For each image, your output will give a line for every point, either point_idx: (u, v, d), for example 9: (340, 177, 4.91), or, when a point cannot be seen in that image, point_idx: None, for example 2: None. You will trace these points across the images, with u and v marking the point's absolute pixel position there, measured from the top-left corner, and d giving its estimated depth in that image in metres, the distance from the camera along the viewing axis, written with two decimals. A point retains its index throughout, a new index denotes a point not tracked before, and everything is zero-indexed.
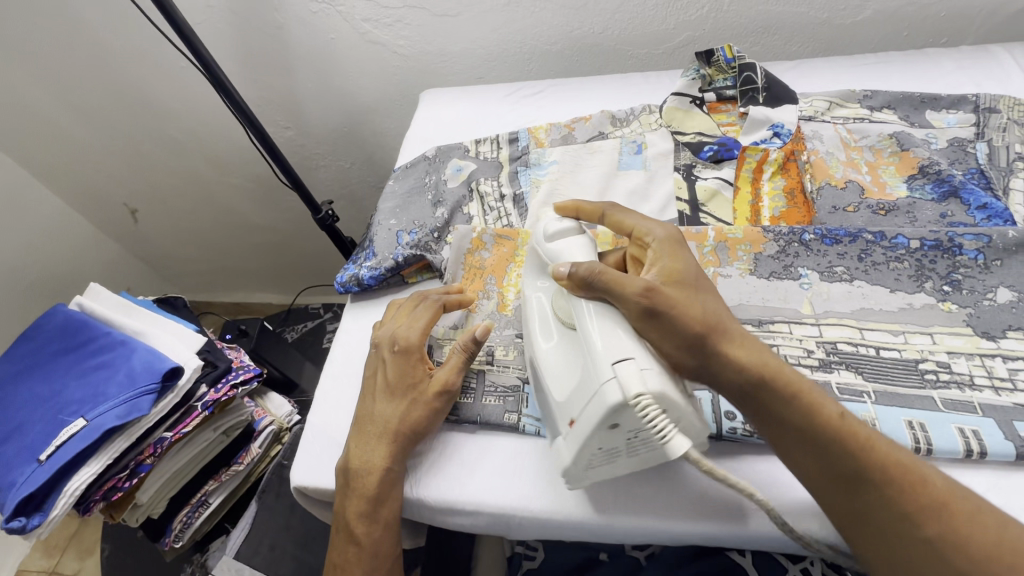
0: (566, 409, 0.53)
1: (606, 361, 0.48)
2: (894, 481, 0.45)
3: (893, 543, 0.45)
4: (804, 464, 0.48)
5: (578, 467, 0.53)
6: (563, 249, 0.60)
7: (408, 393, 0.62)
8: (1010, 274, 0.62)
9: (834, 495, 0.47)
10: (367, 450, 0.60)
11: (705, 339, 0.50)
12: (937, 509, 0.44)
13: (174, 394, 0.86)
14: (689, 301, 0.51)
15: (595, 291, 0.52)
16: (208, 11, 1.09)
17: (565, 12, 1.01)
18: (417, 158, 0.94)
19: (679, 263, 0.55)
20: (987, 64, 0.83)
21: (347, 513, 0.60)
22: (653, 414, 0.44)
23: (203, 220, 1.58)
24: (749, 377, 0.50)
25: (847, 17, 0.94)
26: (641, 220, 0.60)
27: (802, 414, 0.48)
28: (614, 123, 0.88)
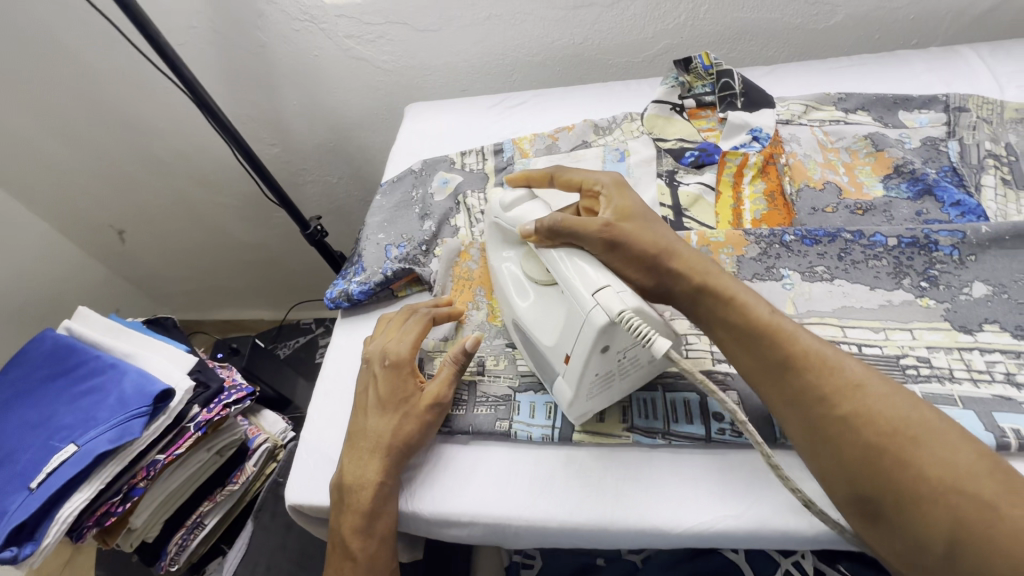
0: (558, 348, 0.57)
1: (586, 292, 0.52)
2: (813, 364, 0.48)
3: (813, 425, 0.47)
4: (742, 360, 0.52)
5: (581, 398, 0.58)
6: (521, 214, 0.63)
7: (400, 407, 0.62)
8: (985, 269, 0.64)
9: (762, 383, 0.51)
10: (360, 466, 0.60)
11: (659, 259, 0.56)
12: (852, 389, 0.46)
13: (166, 416, 0.86)
14: (643, 227, 0.57)
15: (559, 235, 0.57)
16: (191, 31, 1.10)
17: (545, 23, 1.02)
18: (403, 172, 0.94)
19: (629, 201, 0.59)
20: (956, 64, 0.85)
21: (340, 527, 0.60)
22: (638, 327, 0.48)
23: (191, 239, 1.58)
24: (694, 284, 0.55)
25: (819, 22, 0.97)
26: (588, 173, 0.63)
27: (738, 314, 0.52)
28: (597, 131, 0.90)
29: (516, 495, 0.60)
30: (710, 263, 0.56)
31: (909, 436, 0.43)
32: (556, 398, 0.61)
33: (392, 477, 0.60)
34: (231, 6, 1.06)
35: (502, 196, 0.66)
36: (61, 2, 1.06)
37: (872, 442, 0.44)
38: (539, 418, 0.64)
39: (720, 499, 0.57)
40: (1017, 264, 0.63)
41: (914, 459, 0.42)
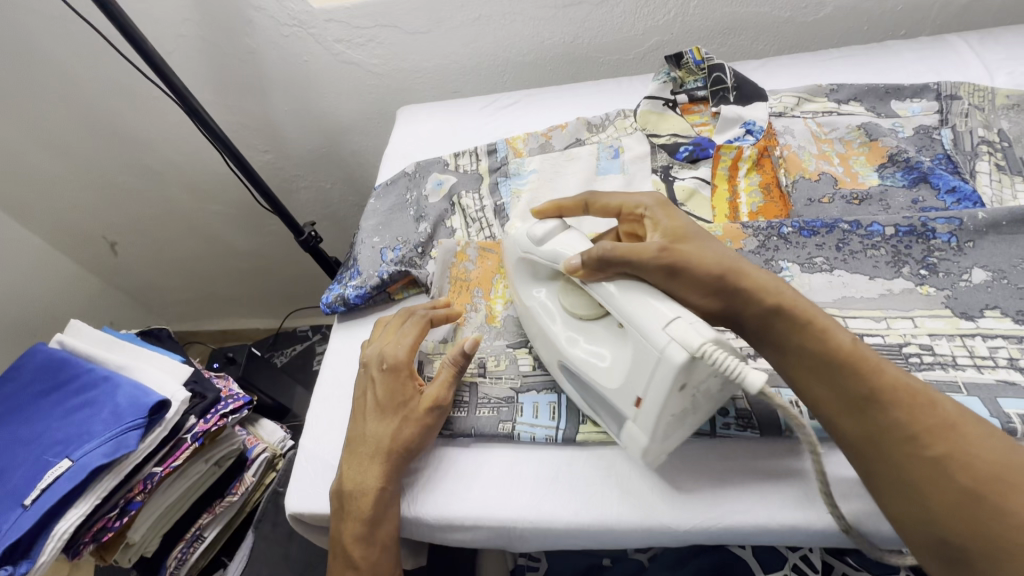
0: (626, 391, 0.52)
1: (657, 327, 0.48)
2: (901, 402, 0.45)
3: (895, 464, 0.44)
4: (817, 390, 0.48)
5: (657, 444, 0.53)
6: (556, 248, 0.60)
7: (399, 411, 0.61)
8: (983, 254, 0.64)
9: (839, 417, 0.47)
10: (361, 472, 0.59)
11: (726, 280, 0.53)
12: (946, 432, 0.43)
13: (162, 428, 0.85)
14: (704, 248, 0.54)
15: (612, 265, 0.53)
16: (179, 39, 1.09)
17: (535, 23, 1.02)
18: (397, 174, 0.94)
19: (679, 222, 0.57)
20: (946, 53, 0.86)
21: (342, 536, 0.59)
22: (722, 360, 0.45)
23: (185, 249, 1.56)
24: (766, 309, 0.51)
25: (808, 15, 0.97)
26: (628, 196, 0.62)
27: (817, 343, 0.48)
28: (591, 129, 0.90)
29: (521, 497, 0.59)
30: (784, 285, 0.52)
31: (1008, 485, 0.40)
32: (625, 445, 0.56)
33: (393, 484, 0.60)
34: (218, 12, 1.06)
35: (530, 229, 0.63)
36: (47, 14, 1.05)
37: (965, 490, 0.41)
38: (542, 418, 0.63)
39: (726, 494, 0.56)
40: (1015, 248, 0.63)
41: (1011, 509, 0.40)
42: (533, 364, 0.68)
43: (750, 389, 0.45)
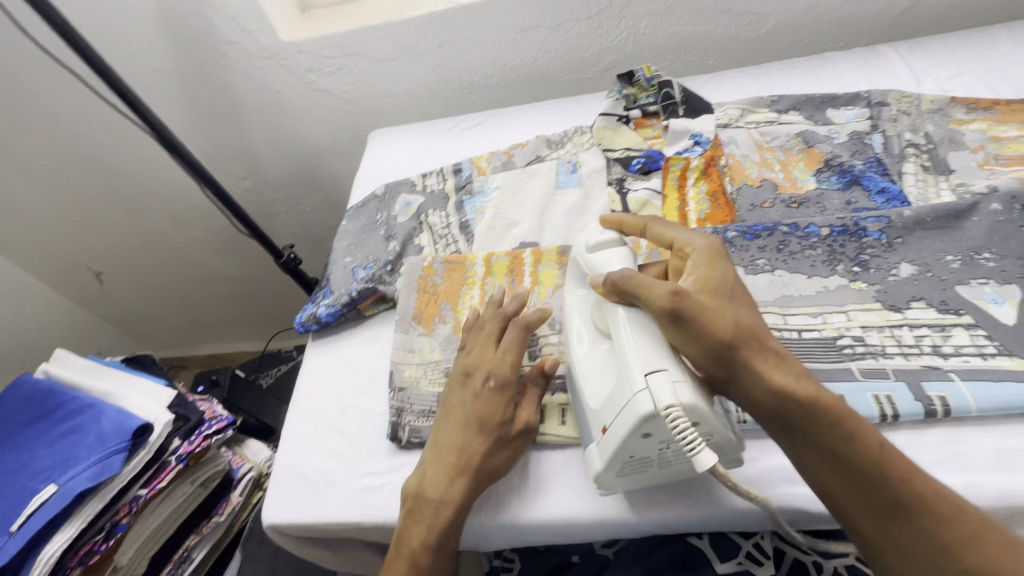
0: (600, 416, 0.55)
1: (639, 372, 0.50)
2: (930, 509, 0.43)
3: (923, 572, 0.43)
4: (837, 488, 0.46)
5: (609, 475, 0.55)
6: (603, 258, 0.60)
7: (497, 431, 0.61)
8: (911, 250, 0.67)
9: (867, 521, 0.45)
10: (446, 485, 0.59)
11: (733, 353, 0.49)
12: (972, 540, 0.42)
13: (146, 451, 0.87)
14: (722, 314, 0.50)
15: (625, 293, 0.55)
16: (156, 74, 1.14)
17: (496, 47, 1.07)
18: (367, 197, 0.98)
19: (715, 273, 0.53)
20: (878, 63, 0.91)
21: (406, 541, 0.59)
22: (682, 425, 0.46)
23: (169, 276, 1.59)
24: (785, 401, 0.47)
25: (752, 31, 1.03)
26: (681, 231, 0.58)
27: (842, 443, 0.46)
28: (550, 146, 0.94)
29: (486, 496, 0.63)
30: (804, 375, 0.48)
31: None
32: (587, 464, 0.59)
33: (473, 497, 0.60)
34: (192, 48, 1.10)
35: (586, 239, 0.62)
36: (27, 55, 1.10)
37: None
38: None
39: (675, 485, 0.59)
40: (939, 243, 0.67)
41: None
42: None
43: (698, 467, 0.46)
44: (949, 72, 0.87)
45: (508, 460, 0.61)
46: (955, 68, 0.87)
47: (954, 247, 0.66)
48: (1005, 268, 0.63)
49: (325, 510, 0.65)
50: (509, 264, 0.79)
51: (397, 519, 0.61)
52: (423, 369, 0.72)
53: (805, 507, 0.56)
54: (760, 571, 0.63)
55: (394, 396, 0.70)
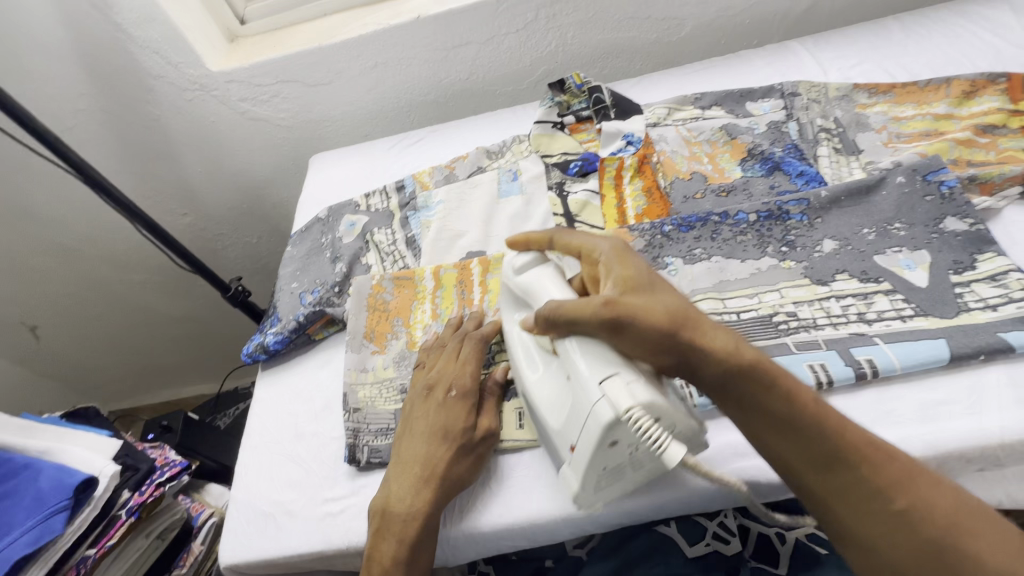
0: (565, 435, 0.55)
1: (592, 383, 0.50)
2: (864, 455, 0.45)
3: (861, 516, 0.45)
4: (782, 447, 0.47)
5: (588, 490, 0.55)
6: (531, 280, 0.61)
7: (459, 440, 0.61)
8: (831, 227, 0.72)
9: (806, 473, 0.46)
10: (409, 493, 0.59)
11: (679, 336, 0.48)
12: (904, 482, 0.44)
13: (91, 507, 0.83)
14: (651, 303, 0.50)
15: (562, 324, 0.53)
16: (79, 114, 1.10)
17: (430, 65, 1.09)
18: (311, 221, 0.97)
19: (631, 269, 0.53)
20: (788, 57, 0.98)
21: (375, 559, 0.57)
22: (646, 425, 0.46)
23: (110, 323, 1.51)
24: (726, 368, 0.47)
25: (672, 35, 1.08)
26: (586, 236, 0.58)
27: (782, 404, 0.46)
28: (490, 157, 0.96)
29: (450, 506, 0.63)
30: (740, 339, 0.49)
31: (965, 532, 0.42)
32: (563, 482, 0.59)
33: (440, 507, 0.59)
34: (116, 84, 1.07)
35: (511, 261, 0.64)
36: None
37: (927, 539, 0.43)
38: None
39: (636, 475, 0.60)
40: (855, 218, 0.71)
41: (972, 553, 0.41)
42: None
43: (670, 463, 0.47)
44: (851, 61, 0.94)
45: (473, 467, 0.61)
46: (856, 57, 0.94)
47: (868, 222, 0.71)
48: (915, 236, 0.68)
49: (285, 543, 0.62)
50: (457, 276, 0.79)
51: (367, 538, 0.60)
52: (378, 388, 0.71)
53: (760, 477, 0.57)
54: (728, 549, 0.65)
55: (350, 417, 0.68)
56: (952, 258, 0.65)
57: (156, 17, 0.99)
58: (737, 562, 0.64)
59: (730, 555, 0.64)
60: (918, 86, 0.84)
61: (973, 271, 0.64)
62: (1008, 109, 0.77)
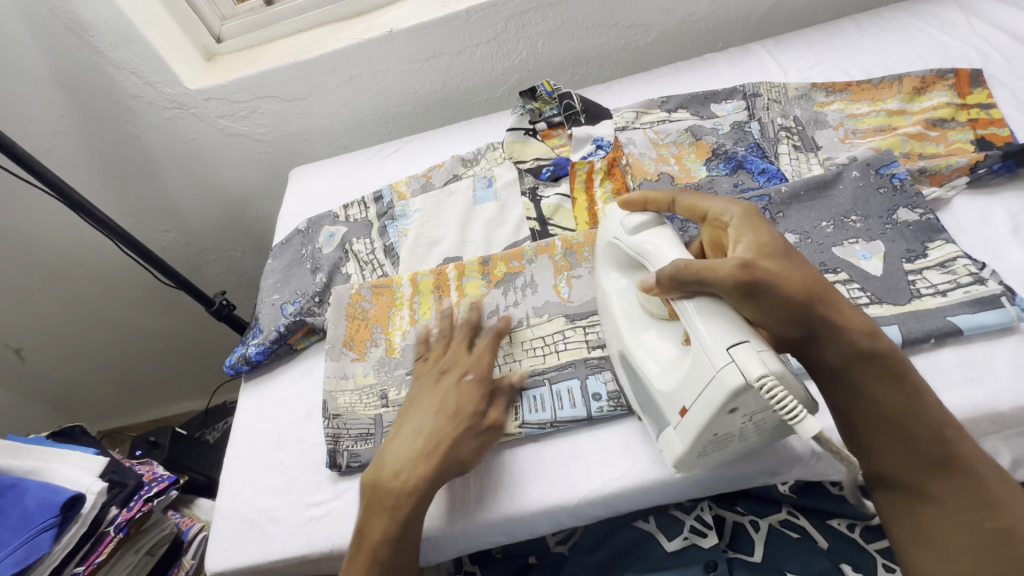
0: (677, 397, 0.54)
1: (718, 347, 0.49)
2: (973, 469, 0.48)
3: (953, 528, 0.47)
4: (888, 436, 0.50)
5: (690, 456, 0.56)
6: (649, 238, 0.60)
7: (468, 422, 0.62)
8: (791, 221, 0.74)
9: (911, 477, 0.49)
10: (409, 471, 0.59)
11: (813, 310, 0.51)
12: (1008, 508, 0.47)
13: (79, 524, 0.84)
14: (793, 275, 0.51)
15: (687, 284, 0.52)
16: (58, 135, 1.11)
17: (404, 76, 1.11)
18: (291, 233, 0.98)
19: (765, 236, 0.54)
20: (750, 59, 1.01)
21: (366, 533, 0.58)
22: (780, 395, 0.45)
23: (96, 342, 1.51)
24: (857, 350, 0.51)
25: (639, 40, 1.11)
26: (713, 201, 0.59)
27: (908, 394, 0.50)
28: (465, 164, 0.98)
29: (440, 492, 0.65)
30: (877, 328, 0.52)
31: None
32: (662, 445, 0.60)
33: (436, 485, 0.60)
34: (95, 105, 1.09)
35: (622, 218, 0.63)
36: None
37: (1018, 561, 0.45)
38: None
39: (610, 467, 0.62)
40: (814, 212, 0.74)
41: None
42: None
43: (803, 434, 0.46)
44: (810, 61, 0.97)
45: (477, 450, 0.63)
46: (814, 58, 0.98)
47: (826, 215, 0.73)
48: (870, 227, 0.71)
49: (269, 549, 0.64)
50: (434, 282, 0.81)
51: (359, 515, 0.61)
52: (358, 394, 0.73)
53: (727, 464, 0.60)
54: (705, 542, 0.65)
55: (329, 424, 0.70)
56: (904, 247, 0.68)
57: (132, 39, 1.01)
58: (713, 555, 0.64)
59: (707, 548, 0.65)
60: (872, 84, 0.88)
61: (924, 259, 0.67)
62: (957, 103, 0.81)
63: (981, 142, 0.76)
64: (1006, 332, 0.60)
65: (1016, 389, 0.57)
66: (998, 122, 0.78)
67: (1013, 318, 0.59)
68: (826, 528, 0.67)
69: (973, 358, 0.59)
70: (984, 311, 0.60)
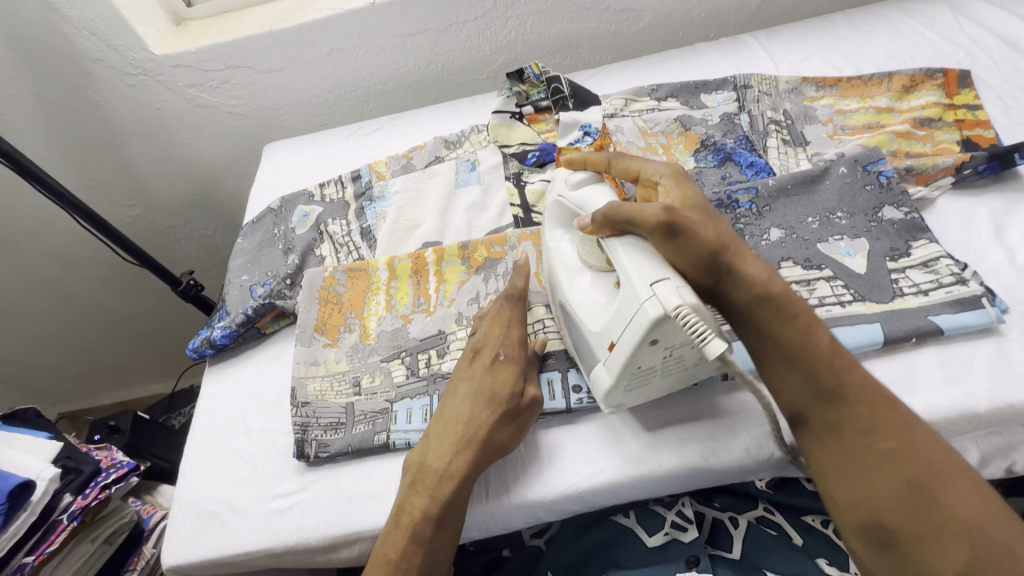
0: (605, 333, 0.54)
1: (642, 282, 0.49)
2: (864, 396, 0.48)
3: (849, 453, 0.47)
4: (791, 381, 0.50)
5: (617, 390, 0.56)
6: (587, 196, 0.59)
7: (496, 407, 0.59)
8: (777, 216, 0.73)
9: (808, 408, 0.49)
10: (444, 457, 0.58)
11: (720, 257, 0.52)
12: (910, 439, 0.46)
13: (28, 512, 0.79)
14: (705, 228, 0.53)
15: (618, 223, 0.53)
16: (11, 99, 1.04)
17: (386, 52, 1.07)
18: (263, 212, 0.93)
19: (690, 192, 0.57)
20: (742, 50, 0.99)
21: (407, 512, 0.56)
22: (693, 322, 0.46)
23: (55, 321, 1.44)
24: (757, 293, 0.52)
25: (631, 26, 1.08)
26: (644, 161, 0.61)
27: (799, 336, 0.51)
28: (448, 146, 0.94)
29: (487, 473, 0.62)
30: (774, 271, 0.54)
31: (944, 483, 0.44)
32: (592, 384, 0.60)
33: (477, 472, 0.58)
34: (53, 69, 1.02)
35: (566, 175, 0.63)
36: None
37: (906, 479, 0.45)
38: (415, 421, 0.64)
39: (587, 462, 0.60)
40: (800, 208, 0.73)
41: (943, 501, 0.44)
42: (406, 374, 0.69)
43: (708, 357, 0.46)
44: (801, 55, 0.96)
45: (514, 435, 0.59)
46: (805, 52, 0.96)
47: (812, 211, 0.72)
48: (855, 224, 0.70)
49: (231, 541, 0.61)
50: (411, 266, 0.77)
51: (398, 494, 0.59)
52: (329, 381, 0.70)
53: (706, 462, 0.58)
54: (685, 536, 0.64)
55: (298, 411, 0.67)
56: (888, 245, 0.68)
57: None
58: (694, 550, 0.63)
59: (688, 542, 0.64)
60: (862, 80, 0.87)
61: (908, 258, 0.66)
62: (944, 103, 0.81)
63: (966, 143, 0.76)
64: (985, 333, 0.60)
65: (993, 390, 0.57)
66: (983, 123, 0.78)
67: (992, 320, 0.59)
68: (800, 524, 0.67)
69: (952, 358, 0.59)
70: (965, 312, 0.60)
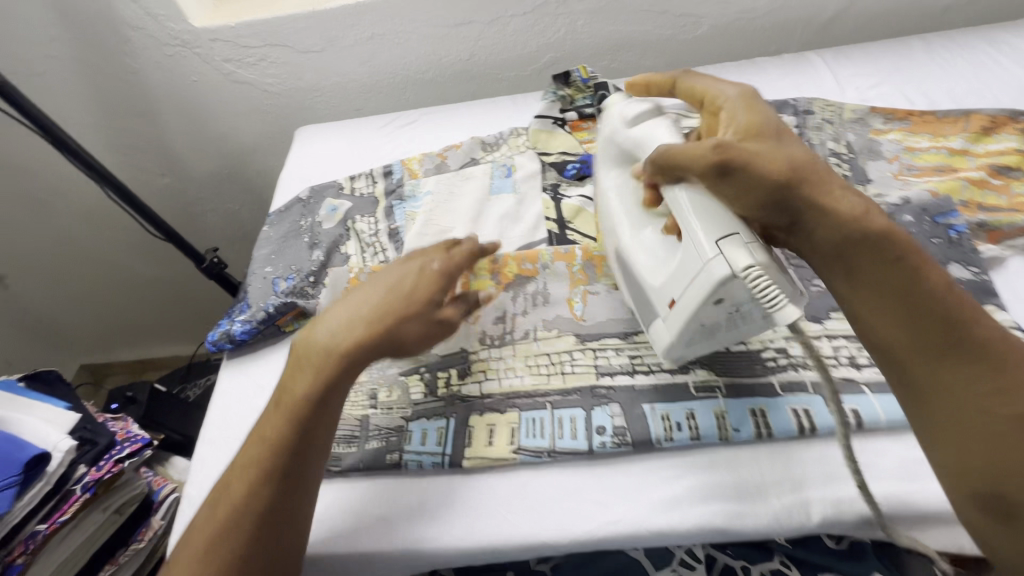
0: (665, 291, 0.55)
1: (706, 241, 0.49)
2: (980, 351, 0.44)
3: (967, 416, 0.43)
4: (887, 329, 0.46)
5: (679, 346, 0.57)
6: (647, 131, 0.60)
7: (406, 303, 0.58)
8: None
9: (918, 364, 0.45)
10: (337, 335, 0.57)
11: (792, 194, 0.48)
12: None
13: (44, 481, 0.80)
14: (775, 159, 0.49)
15: (667, 168, 0.53)
16: (49, 60, 1.03)
17: (429, 41, 1.02)
18: (291, 201, 0.91)
19: (757, 117, 0.53)
20: (805, 69, 0.93)
21: (287, 390, 0.56)
22: (764, 284, 0.47)
23: (81, 280, 1.46)
24: (846, 234, 0.47)
25: (689, 32, 1.02)
26: (714, 85, 0.58)
27: (899, 279, 0.46)
28: (485, 148, 0.91)
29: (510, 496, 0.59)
30: (870, 208, 0.48)
31: None
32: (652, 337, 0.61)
33: (363, 359, 0.57)
34: (92, 34, 1.01)
35: (621, 112, 0.63)
36: None
37: None
38: (430, 444, 0.62)
39: (605, 507, 0.57)
40: None
41: None
42: (424, 392, 0.67)
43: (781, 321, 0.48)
44: (870, 81, 0.89)
45: (416, 334, 0.58)
46: (875, 77, 0.90)
47: None
48: None
49: None
50: None
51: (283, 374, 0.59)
52: None
53: (732, 525, 0.55)
54: None
55: None
56: None
57: None
58: None
59: None
60: (935, 117, 0.81)
61: None
62: None
63: None
64: None
65: None
66: None
67: None
68: None
69: None
70: None
